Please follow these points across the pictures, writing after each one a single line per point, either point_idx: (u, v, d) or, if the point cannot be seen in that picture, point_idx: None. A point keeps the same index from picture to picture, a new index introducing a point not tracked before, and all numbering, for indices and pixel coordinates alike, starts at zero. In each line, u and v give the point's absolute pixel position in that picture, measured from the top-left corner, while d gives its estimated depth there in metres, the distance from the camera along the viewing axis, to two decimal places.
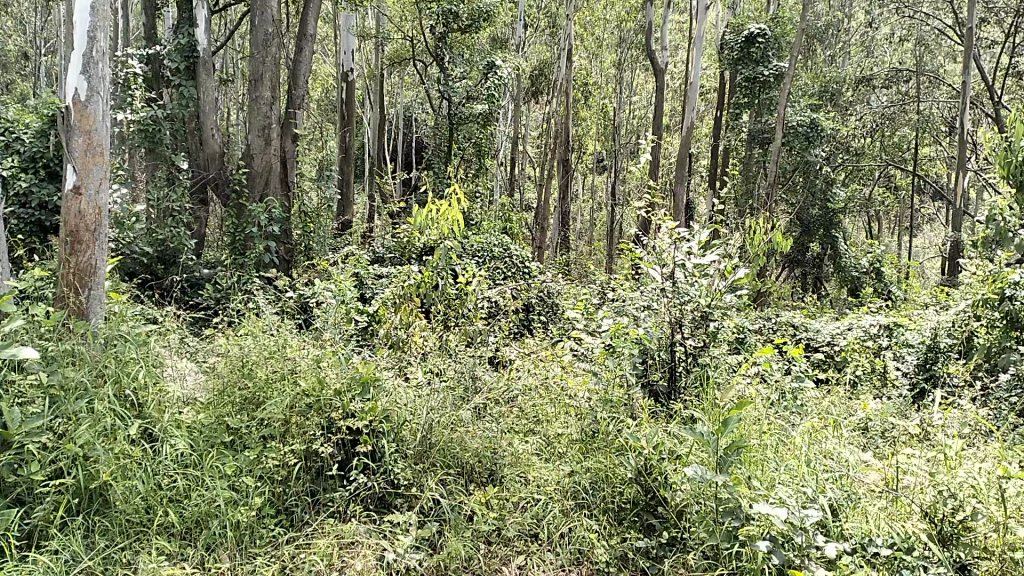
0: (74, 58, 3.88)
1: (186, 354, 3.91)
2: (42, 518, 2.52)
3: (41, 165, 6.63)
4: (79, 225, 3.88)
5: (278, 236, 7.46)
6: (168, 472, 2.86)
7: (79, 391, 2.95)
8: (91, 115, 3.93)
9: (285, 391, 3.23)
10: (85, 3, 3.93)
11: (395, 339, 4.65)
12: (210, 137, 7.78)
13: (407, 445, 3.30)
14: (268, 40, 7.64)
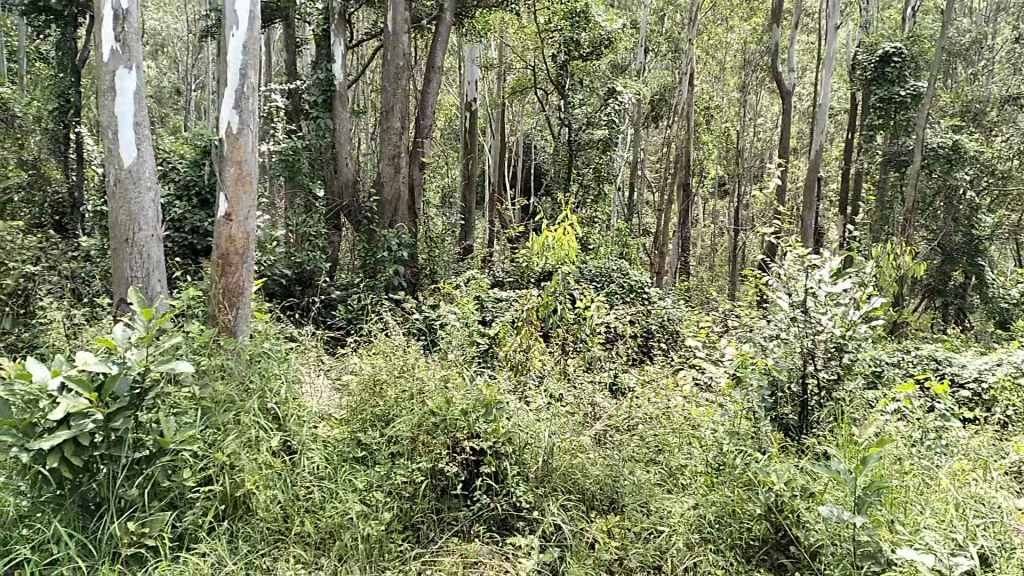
0: (228, 94, 4.23)
1: (323, 371, 4.11)
2: (191, 522, 2.69)
3: (194, 193, 7.16)
4: (230, 248, 4.19)
5: (406, 260, 7.72)
6: (304, 484, 3.02)
7: (226, 404, 3.19)
8: (241, 147, 4.25)
9: (414, 410, 3.34)
10: (238, 43, 4.25)
11: (514, 361, 4.68)
12: (344, 166, 8.16)
13: (529, 468, 3.32)
14: (399, 73, 7.98)
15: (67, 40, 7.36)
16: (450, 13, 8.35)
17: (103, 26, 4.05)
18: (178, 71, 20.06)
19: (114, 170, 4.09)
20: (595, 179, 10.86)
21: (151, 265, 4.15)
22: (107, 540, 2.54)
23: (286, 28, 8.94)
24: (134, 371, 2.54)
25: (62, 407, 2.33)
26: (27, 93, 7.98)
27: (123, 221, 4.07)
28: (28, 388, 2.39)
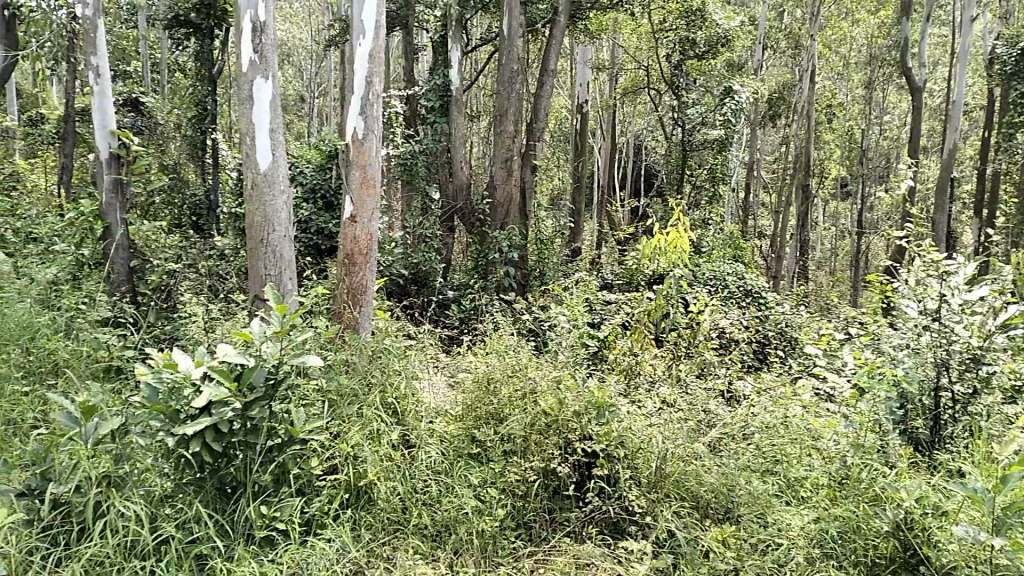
0: (354, 101, 4.41)
1: (438, 368, 4.23)
2: (318, 508, 2.85)
3: (319, 196, 7.50)
4: (355, 248, 4.42)
5: (517, 261, 7.81)
6: (422, 477, 3.11)
7: (350, 398, 3.40)
8: (366, 151, 4.45)
9: (526, 409, 3.36)
10: (364, 51, 4.41)
11: (625, 365, 4.66)
12: (460, 170, 8.21)
13: (641, 473, 3.27)
14: (513, 77, 8.08)
15: (205, 52, 7.86)
16: (565, 15, 8.38)
17: (243, 39, 4.30)
18: (303, 79, 21.01)
19: (252, 174, 4.36)
20: (710, 180, 10.88)
21: (283, 263, 4.40)
22: (243, 521, 2.72)
23: (405, 35, 9.20)
24: (269, 363, 2.71)
25: (206, 396, 2.50)
26: (171, 103, 8.59)
27: (259, 222, 4.34)
28: (173, 376, 2.56)
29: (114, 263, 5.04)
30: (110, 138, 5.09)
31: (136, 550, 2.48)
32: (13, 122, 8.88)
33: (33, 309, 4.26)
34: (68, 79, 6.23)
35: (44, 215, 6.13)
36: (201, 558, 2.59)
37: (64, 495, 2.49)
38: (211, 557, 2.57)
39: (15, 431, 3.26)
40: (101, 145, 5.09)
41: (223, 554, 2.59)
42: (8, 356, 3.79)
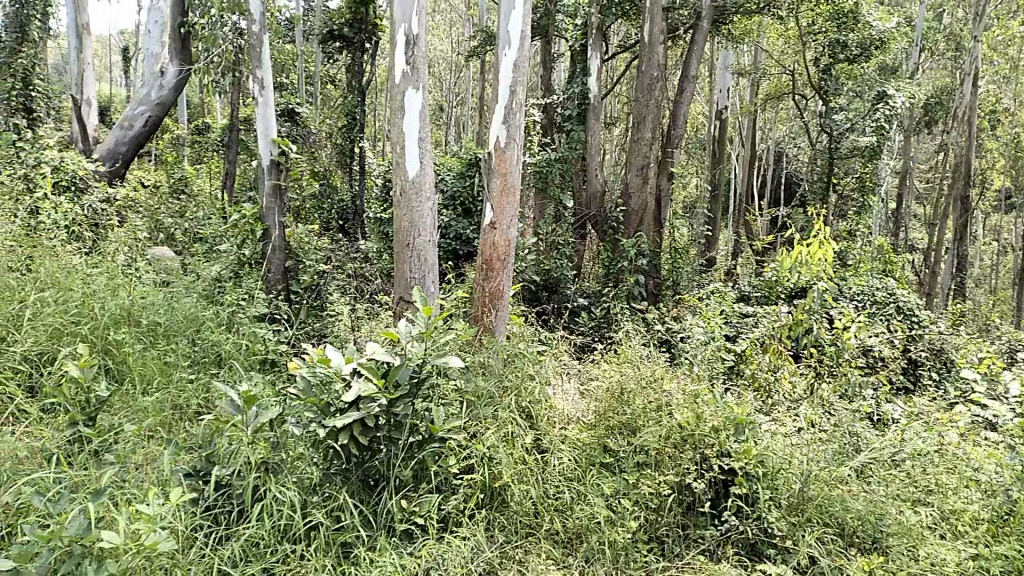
0: (498, 110, 4.51)
1: (571, 373, 4.24)
2: (454, 506, 2.93)
3: (458, 203, 7.77)
4: (494, 254, 4.55)
5: (649, 270, 7.71)
6: (555, 484, 3.13)
7: (487, 399, 3.51)
8: (508, 160, 4.55)
9: (660, 422, 3.30)
10: (509, 62, 4.51)
11: (762, 382, 4.49)
12: (594, 177, 8.40)
13: (781, 495, 3.13)
14: (653, 84, 8.00)
15: (356, 64, 8.28)
16: (708, 20, 8.22)
17: (397, 52, 4.50)
18: (442, 88, 21.66)
19: (400, 182, 4.56)
20: (859, 191, 10.28)
21: (426, 268, 4.58)
22: (385, 514, 2.84)
23: (545, 44, 9.31)
24: (414, 362, 2.81)
25: (355, 390, 2.64)
26: (322, 113, 9.10)
27: (406, 227, 4.54)
28: (326, 371, 2.73)
29: (270, 265, 5.37)
30: (272, 146, 5.46)
31: (289, 534, 2.64)
32: (185, 131, 9.67)
33: (199, 304, 4.62)
34: (234, 91, 6.72)
35: (210, 217, 6.66)
36: (346, 546, 2.72)
37: (225, 478, 2.68)
38: (354, 546, 2.70)
39: (182, 415, 3.54)
40: (263, 152, 5.46)
41: (366, 543, 2.71)
42: (178, 346, 4.11)
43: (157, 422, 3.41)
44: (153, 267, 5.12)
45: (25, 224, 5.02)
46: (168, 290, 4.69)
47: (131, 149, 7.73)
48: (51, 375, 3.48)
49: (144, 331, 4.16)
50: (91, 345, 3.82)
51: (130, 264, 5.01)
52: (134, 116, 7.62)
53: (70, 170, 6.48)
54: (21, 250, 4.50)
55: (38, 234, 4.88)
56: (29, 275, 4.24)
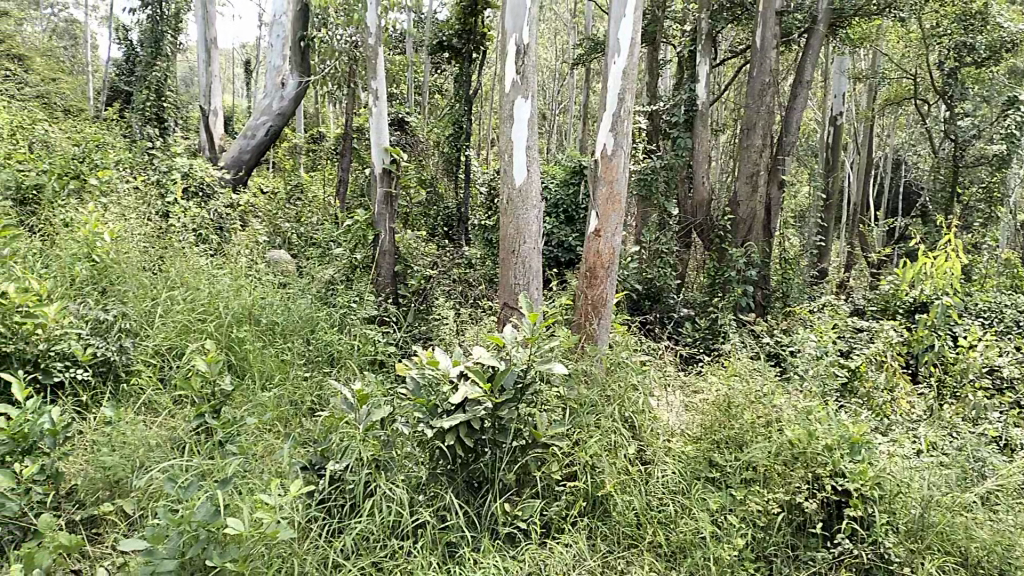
0: (606, 118, 4.51)
1: (677, 384, 4.17)
2: (556, 512, 2.95)
3: (561, 211, 7.82)
4: (598, 262, 4.54)
5: (756, 280, 7.53)
6: (658, 496, 3.09)
7: (589, 407, 3.50)
8: (615, 167, 4.53)
9: (771, 438, 3.17)
10: (618, 69, 4.49)
11: (878, 400, 4.31)
12: (700, 185, 8.21)
13: (899, 519, 2.93)
14: (764, 89, 7.79)
15: (464, 74, 8.45)
16: (824, 24, 8.06)
17: (508, 61, 4.57)
18: (545, 97, 21.82)
19: (507, 189, 4.63)
20: (986, 201, 9.56)
21: (531, 274, 4.62)
22: (489, 516, 2.89)
23: (652, 51, 9.22)
24: (518, 366, 2.83)
25: (461, 393, 2.70)
26: (431, 121, 9.32)
27: (512, 234, 4.60)
28: (434, 373, 2.82)
29: (381, 268, 5.62)
30: (384, 154, 5.64)
31: (397, 531, 2.72)
32: (301, 140, 10.11)
33: (313, 306, 4.82)
34: (348, 101, 6.97)
35: (324, 222, 6.95)
36: (452, 546, 2.77)
37: (339, 473, 2.80)
38: (459, 546, 2.74)
39: (298, 411, 3.71)
40: (375, 160, 5.65)
41: (471, 544, 2.75)
42: (294, 345, 4.30)
43: (276, 417, 3.58)
44: (272, 269, 5.39)
45: (159, 227, 5.38)
46: (286, 292, 4.91)
47: (253, 157, 8.17)
48: (180, 369, 3.70)
49: (263, 330, 4.38)
50: (216, 342, 4.05)
51: (251, 265, 5.28)
52: (257, 126, 8.04)
53: (198, 177, 6.90)
54: (155, 250, 4.82)
55: (170, 236, 5.22)
56: (162, 274, 4.54)
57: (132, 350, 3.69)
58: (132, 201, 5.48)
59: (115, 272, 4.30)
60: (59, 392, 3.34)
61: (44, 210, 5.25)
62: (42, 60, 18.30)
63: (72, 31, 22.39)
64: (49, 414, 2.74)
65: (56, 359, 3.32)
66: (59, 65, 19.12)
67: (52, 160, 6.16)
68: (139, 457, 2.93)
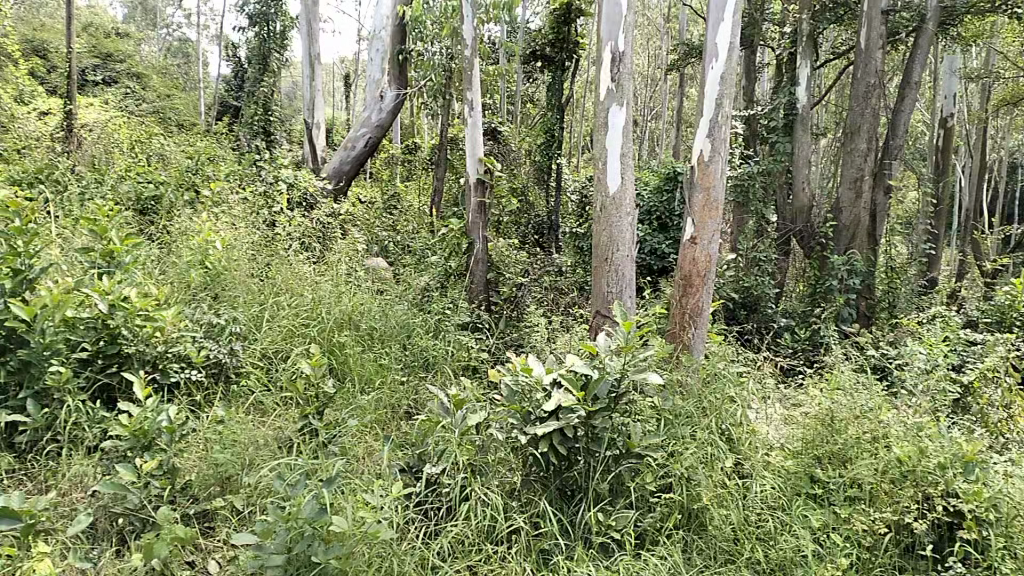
0: (703, 124, 4.44)
1: (776, 395, 4.06)
2: (651, 524, 2.90)
3: (655, 218, 7.76)
4: (693, 270, 4.48)
5: (859, 290, 7.25)
6: (757, 511, 3.00)
7: (685, 417, 3.45)
8: (712, 174, 4.45)
9: (878, 455, 3.07)
10: (716, 74, 4.41)
11: (993, 417, 4.09)
12: (800, 191, 7.99)
13: (1020, 543, 2.70)
14: (870, 91, 7.51)
15: (556, 83, 8.50)
16: (934, 22, 7.70)
17: (603, 69, 4.57)
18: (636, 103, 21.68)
19: (602, 197, 4.63)
20: None
21: (625, 282, 4.59)
22: (583, 525, 2.88)
23: (749, 54, 9.05)
24: (612, 375, 2.82)
25: (554, 401, 2.72)
26: (523, 130, 9.40)
27: (606, 242, 4.59)
28: (527, 380, 2.89)
29: (474, 275, 5.72)
30: (478, 164, 5.73)
31: (492, 535, 2.75)
32: (397, 150, 10.40)
33: (409, 312, 4.95)
34: (443, 112, 7.13)
35: (420, 231, 7.12)
36: (545, 553, 2.78)
37: (437, 476, 2.90)
38: (553, 553, 2.75)
39: (396, 414, 3.82)
40: (470, 170, 5.75)
41: (565, 552, 2.75)
42: (392, 350, 4.42)
43: (375, 419, 3.68)
44: (371, 276, 5.57)
45: (266, 236, 5.65)
46: (383, 298, 5.06)
47: (353, 168, 8.45)
48: (285, 372, 3.86)
49: (362, 335, 4.51)
50: (319, 346, 4.21)
51: (350, 272, 5.47)
52: (357, 138, 8.31)
53: (302, 187, 7.20)
54: (262, 258, 5.05)
55: (277, 244, 5.47)
56: (269, 280, 4.75)
57: (242, 352, 3.87)
58: (241, 211, 5.78)
59: (226, 278, 4.53)
60: (175, 391, 3.51)
61: (162, 220, 5.59)
62: (159, 77, 19.52)
63: (185, 50, 23.76)
64: (167, 413, 2.91)
65: (173, 360, 3.51)
66: (175, 81, 20.35)
67: (169, 173, 6.56)
68: (248, 456, 3.07)
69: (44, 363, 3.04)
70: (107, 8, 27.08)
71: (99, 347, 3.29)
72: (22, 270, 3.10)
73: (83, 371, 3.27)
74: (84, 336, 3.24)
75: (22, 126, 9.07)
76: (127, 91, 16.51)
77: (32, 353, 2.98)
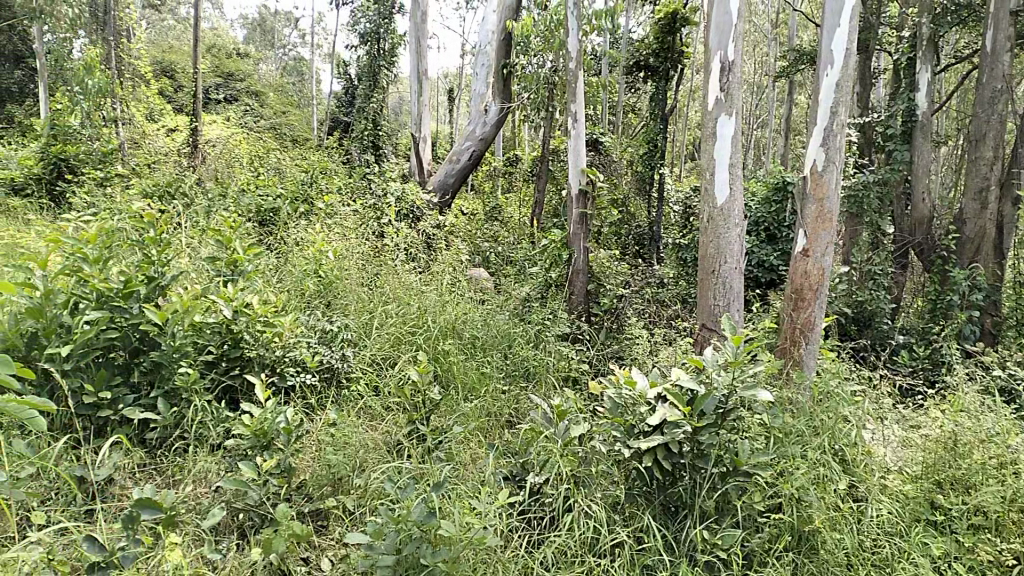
0: (816, 133, 4.32)
1: (894, 416, 3.87)
2: (758, 544, 2.81)
3: (762, 229, 7.57)
4: (805, 284, 4.36)
5: (984, 306, 6.83)
6: (871, 536, 2.88)
7: (796, 436, 3.36)
8: (825, 184, 4.31)
9: (1006, 484, 2.85)
10: (830, 81, 4.28)
11: None
12: (919, 201, 7.64)
13: None
14: (996, 97, 7.09)
15: (660, 92, 8.43)
16: None
17: (712, 79, 4.52)
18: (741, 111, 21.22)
19: (708, 209, 4.57)
20: None
21: (732, 296, 4.51)
22: (687, 543, 2.81)
23: (863, 59, 8.71)
24: (719, 390, 2.74)
25: (660, 414, 2.68)
26: (625, 141, 9.35)
27: (713, 255, 4.52)
28: (631, 394, 2.87)
29: (574, 285, 5.78)
30: (581, 175, 5.75)
31: (596, 547, 2.74)
32: (500, 162, 10.55)
33: (511, 322, 5.02)
34: (546, 124, 7.20)
35: (521, 242, 7.20)
36: (648, 569, 2.73)
37: (542, 484, 2.97)
38: (656, 569, 2.70)
39: (498, 423, 3.87)
40: (572, 181, 5.79)
41: (669, 568, 2.68)
42: (493, 359, 4.48)
43: (479, 427, 3.74)
44: (475, 287, 5.67)
45: (374, 246, 5.84)
46: (486, 308, 5.15)
47: (457, 181, 8.63)
48: (392, 378, 3.97)
49: (465, 343, 4.61)
50: (425, 353, 4.33)
51: (454, 282, 5.58)
52: (461, 151, 8.48)
53: (409, 200, 7.41)
54: (371, 267, 5.24)
55: (385, 255, 5.66)
56: (377, 289, 4.92)
57: (352, 358, 4.01)
58: (352, 223, 6.00)
59: (337, 286, 4.74)
60: (292, 394, 3.69)
61: (279, 230, 5.87)
62: (275, 94, 20.52)
63: (300, 68, 24.93)
64: (285, 415, 3.07)
65: (291, 365, 3.68)
66: (289, 98, 21.35)
67: (285, 187, 6.90)
68: (359, 458, 3.19)
69: (175, 364, 3.24)
70: (230, 31, 28.74)
71: (223, 351, 3.50)
72: (155, 277, 3.28)
73: (209, 373, 3.46)
74: (210, 339, 3.46)
75: (153, 141, 9.72)
76: (245, 108, 17.43)
77: (164, 354, 3.19)
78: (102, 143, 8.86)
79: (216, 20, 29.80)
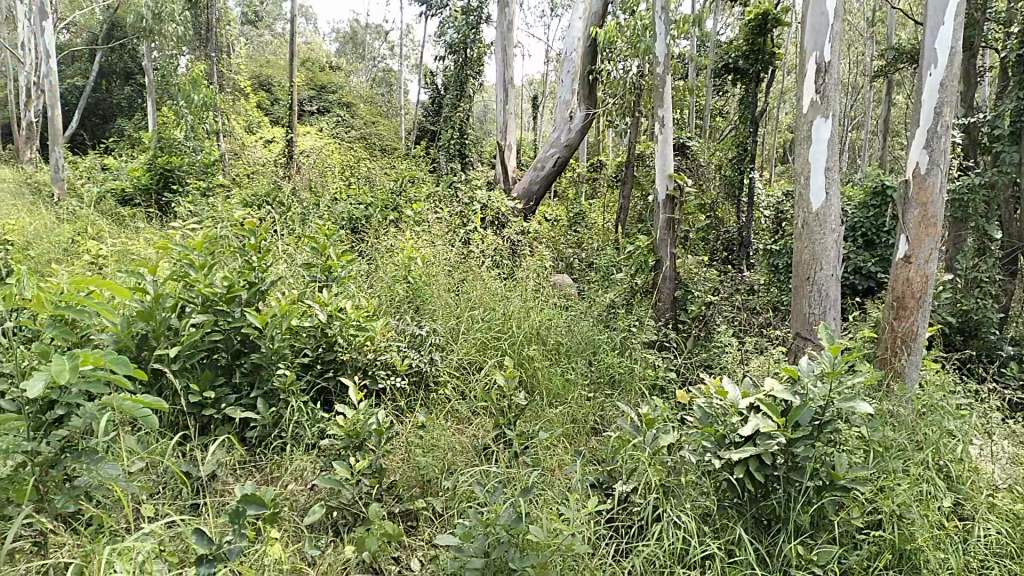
0: (919, 135, 4.14)
1: (1005, 431, 3.68)
2: (857, 561, 2.69)
3: (859, 235, 7.31)
4: (907, 292, 4.19)
5: None
6: (979, 556, 2.73)
7: (897, 451, 3.22)
8: (929, 188, 4.12)
9: None
10: (934, 80, 4.09)
11: None
12: None
13: None
14: None
15: (750, 96, 8.26)
16: None
17: (808, 82, 4.41)
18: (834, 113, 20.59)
19: (803, 214, 4.45)
20: None
21: (828, 303, 4.37)
22: (781, 557, 2.73)
23: (969, 57, 8.34)
24: (815, 401, 2.66)
25: (751, 426, 2.62)
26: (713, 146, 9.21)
27: (807, 262, 4.40)
28: (722, 404, 2.83)
29: (661, 292, 5.72)
30: (668, 180, 5.70)
31: (684, 558, 2.69)
32: (584, 169, 10.54)
33: (596, 329, 5.00)
34: (632, 130, 7.16)
35: (606, 248, 7.17)
36: None
37: (631, 493, 2.94)
38: None
39: (583, 429, 3.86)
40: (660, 186, 5.74)
41: None
42: (578, 365, 4.48)
43: (564, 433, 3.74)
44: (560, 293, 5.68)
45: (461, 252, 5.92)
46: (570, 314, 5.15)
47: (541, 187, 8.66)
48: (478, 382, 4.01)
49: (550, 349, 4.62)
50: (510, 359, 4.36)
51: (539, 289, 5.60)
52: (546, 158, 8.50)
53: (494, 208, 7.49)
54: (457, 273, 5.33)
55: (472, 261, 5.73)
56: (464, 295, 4.99)
57: (439, 362, 4.08)
58: (440, 230, 6.11)
59: (425, 292, 4.83)
60: (382, 396, 3.78)
61: (369, 237, 6.03)
62: (365, 106, 21.08)
63: (389, 80, 25.54)
64: (376, 416, 3.16)
65: (381, 368, 3.78)
66: (379, 109, 21.90)
67: (375, 195, 7.08)
68: (448, 461, 3.25)
69: (273, 366, 3.37)
70: (324, 45, 29.71)
71: (318, 354, 3.63)
72: (255, 283, 3.44)
73: (304, 375, 3.60)
74: (305, 342, 3.61)
75: (251, 152, 10.15)
76: (337, 120, 17.99)
77: (264, 356, 3.33)
78: (205, 154, 9.30)
79: (310, 34, 30.88)
